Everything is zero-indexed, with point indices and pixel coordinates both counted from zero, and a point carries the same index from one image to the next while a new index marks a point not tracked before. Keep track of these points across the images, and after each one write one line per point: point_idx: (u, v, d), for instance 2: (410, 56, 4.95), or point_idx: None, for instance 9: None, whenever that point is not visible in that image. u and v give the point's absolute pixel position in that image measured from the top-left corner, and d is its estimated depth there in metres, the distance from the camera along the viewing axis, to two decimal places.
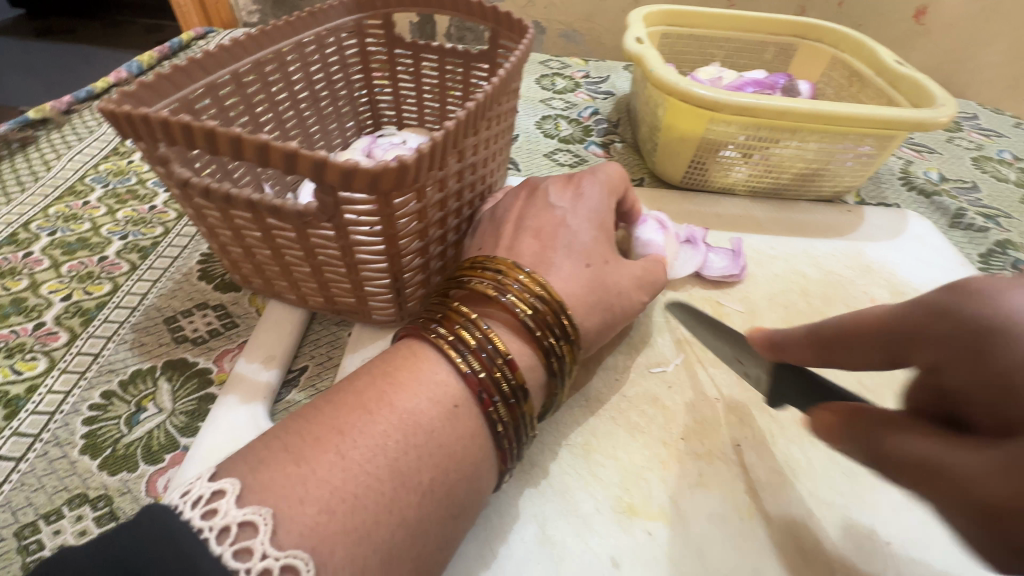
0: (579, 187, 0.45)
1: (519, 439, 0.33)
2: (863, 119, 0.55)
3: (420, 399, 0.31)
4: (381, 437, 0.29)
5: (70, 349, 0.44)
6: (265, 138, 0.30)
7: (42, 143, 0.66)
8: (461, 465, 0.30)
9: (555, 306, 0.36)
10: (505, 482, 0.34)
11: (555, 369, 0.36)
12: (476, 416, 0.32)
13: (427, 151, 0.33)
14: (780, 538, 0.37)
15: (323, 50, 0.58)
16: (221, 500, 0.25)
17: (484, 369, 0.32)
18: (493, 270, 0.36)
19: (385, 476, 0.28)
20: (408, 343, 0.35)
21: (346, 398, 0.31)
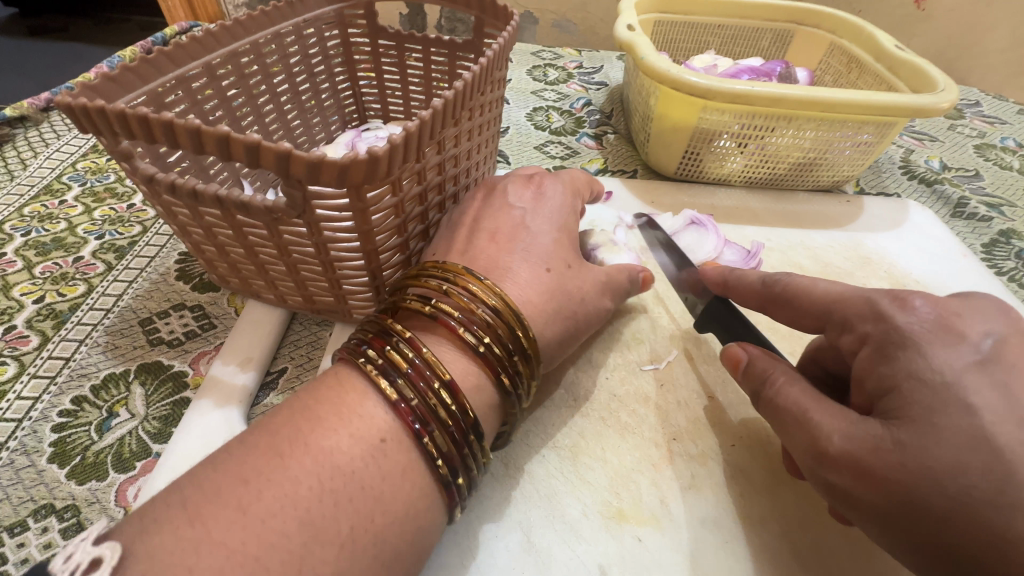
0: (540, 188, 0.43)
1: (465, 468, 0.31)
2: (861, 105, 0.54)
3: (341, 435, 0.28)
4: (292, 483, 0.26)
5: (40, 353, 0.42)
6: (226, 130, 0.29)
7: (19, 141, 0.64)
8: (391, 506, 0.28)
9: (509, 319, 0.33)
10: (457, 515, 0.31)
11: (509, 387, 0.34)
12: (409, 449, 0.29)
13: (399, 142, 0.31)
14: (774, 542, 0.36)
15: (303, 41, 0.56)
16: (95, 571, 0.22)
17: (418, 397, 0.30)
18: (439, 280, 0.34)
19: (295, 531, 0.25)
20: (339, 370, 0.32)
21: (260, 439, 0.28)
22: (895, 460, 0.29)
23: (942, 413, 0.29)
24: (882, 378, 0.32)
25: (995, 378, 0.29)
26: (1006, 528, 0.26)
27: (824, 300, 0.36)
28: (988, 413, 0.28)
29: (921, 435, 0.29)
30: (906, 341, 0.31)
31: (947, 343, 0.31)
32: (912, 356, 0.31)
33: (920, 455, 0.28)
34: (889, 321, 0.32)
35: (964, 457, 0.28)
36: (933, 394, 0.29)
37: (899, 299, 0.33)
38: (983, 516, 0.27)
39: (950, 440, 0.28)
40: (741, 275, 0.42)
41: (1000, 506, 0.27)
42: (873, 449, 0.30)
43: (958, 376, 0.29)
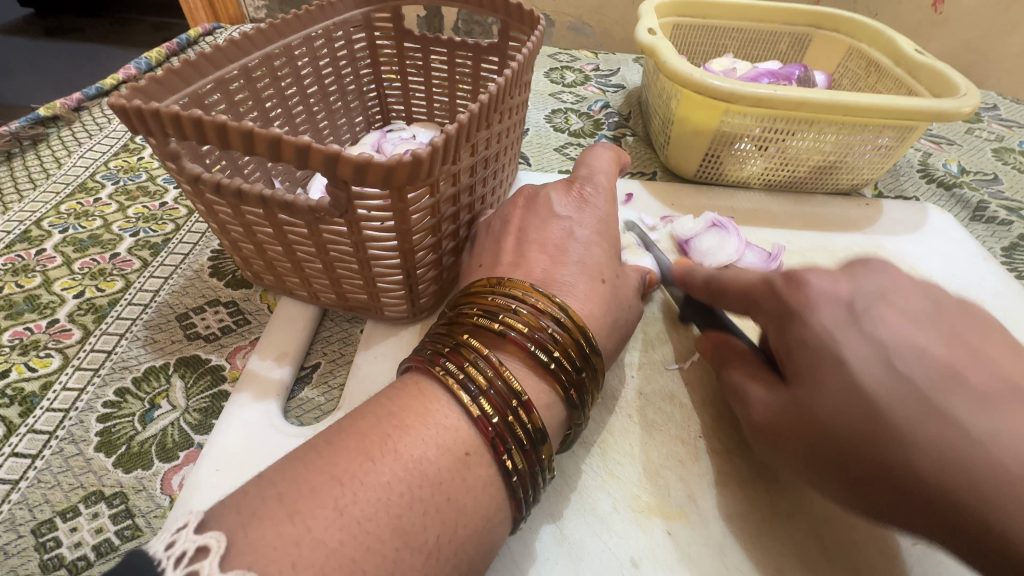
0: (581, 194, 0.44)
1: (535, 484, 0.32)
2: (884, 109, 0.54)
3: (427, 446, 0.29)
4: (384, 490, 0.27)
5: (83, 347, 0.44)
6: (278, 132, 0.30)
7: (53, 140, 0.66)
8: (471, 519, 0.29)
9: (577, 335, 0.35)
10: (520, 526, 0.32)
11: (575, 402, 0.34)
12: (489, 464, 0.30)
13: (440, 144, 0.32)
14: (803, 538, 0.36)
15: (332, 44, 0.57)
16: (204, 559, 0.23)
17: (497, 413, 0.31)
18: (508, 299, 0.35)
19: (387, 536, 0.26)
20: (416, 380, 0.33)
21: (348, 442, 0.29)
22: (796, 418, 0.33)
23: (822, 369, 0.32)
24: (782, 346, 0.35)
25: (866, 328, 0.33)
26: (884, 460, 0.29)
27: (741, 290, 0.39)
28: (859, 362, 0.31)
29: (811, 390, 0.32)
30: (793, 312, 0.35)
31: (823, 305, 0.34)
32: (799, 323, 0.35)
33: (813, 409, 0.32)
34: (782, 294, 0.36)
35: (844, 405, 0.31)
36: (815, 353, 0.33)
37: (793, 277, 0.36)
38: (870, 454, 0.29)
39: (833, 390, 0.31)
40: (694, 269, 0.45)
41: (880, 439, 0.29)
42: (781, 413, 0.34)
43: (834, 334, 0.33)
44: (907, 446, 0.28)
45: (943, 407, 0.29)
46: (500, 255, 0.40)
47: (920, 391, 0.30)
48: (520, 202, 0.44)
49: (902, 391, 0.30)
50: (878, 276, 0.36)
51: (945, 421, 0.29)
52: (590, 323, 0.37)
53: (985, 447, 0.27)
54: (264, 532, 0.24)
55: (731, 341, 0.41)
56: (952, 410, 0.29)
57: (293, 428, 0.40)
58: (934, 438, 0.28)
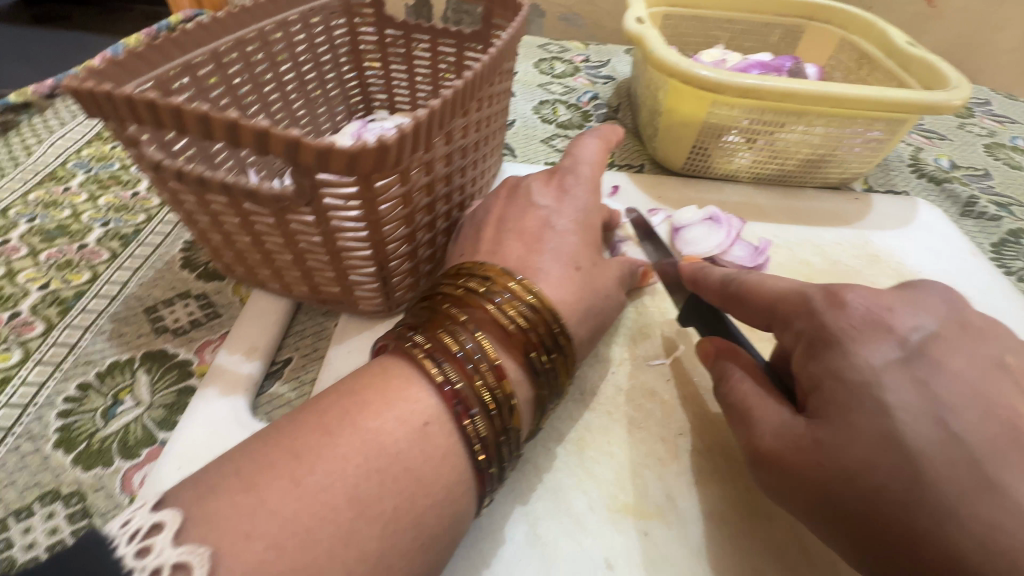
0: (561, 186, 0.43)
1: (501, 457, 0.30)
2: (873, 101, 0.53)
3: (387, 418, 0.28)
4: (341, 461, 0.26)
5: (46, 340, 0.42)
6: (235, 116, 0.28)
7: (23, 127, 0.64)
8: (432, 490, 0.28)
9: (547, 316, 0.34)
10: (486, 505, 0.31)
11: (539, 365, 0.33)
12: (451, 433, 0.29)
13: (409, 130, 0.31)
14: (782, 538, 0.35)
15: (309, 29, 0.55)
16: (158, 535, 0.22)
17: (462, 380, 0.30)
18: (481, 277, 0.35)
19: (343, 505, 0.25)
20: (384, 359, 0.32)
21: (310, 418, 0.28)
22: (814, 458, 0.31)
23: (856, 412, 0.30)
24: (812, 376, 0.34)
25: (917, 374, 0.31)
26: (914, 526, 0.28)
27: (769, 301, 0.37)
28: (904, 413, 0.29)
29: (838, 434, 0.31)
30: (831, 340, 0.33)
31: (873, 339, 0.32)
32: (837, 355, 0.32)
33: (837, 454, 0.30)
34: (820, 316, 0.34)
35: (875, 456, 0.29)
36: (851, 393, 0.31)
37: (834, 296, 0.35)
38: (898, 515, 0.28)
39: (864, 440, 0.30)
40: (709, 270, 0.42)
41: (913, 504, 0.28)
42: (797, 449, 0.32)
43: (878, 374, 0.31)
44: (945, 518, 0.27)
45: (996, 480, 0.27)
46: (479, 244, 0.39)
47: (972, 455, 0.28)
48: (501, 195, 0.43)
49: (951, 454, 0.28)
50: (942, 308, 0.34)
51: (998, 498, 0.27)
52: (561, 308, 0.36)
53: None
54: (220, 505, 0.24)
55: (739, 354, 0.39)
56: (1006, 484, 0.27)
57: (260, 424, 0.38)
58: (980, 515, 0.26)
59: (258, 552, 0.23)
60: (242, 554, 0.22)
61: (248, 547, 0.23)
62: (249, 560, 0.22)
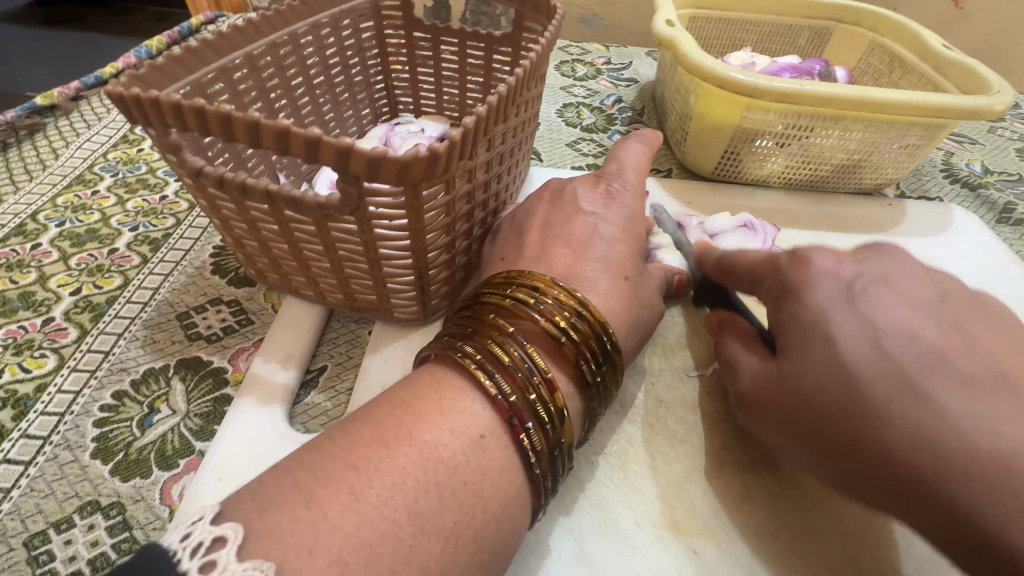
0: (610, 189, 0.42)
1: (555, 471, 0.30)
2: (913, 106, 0.52)
3: (441, 430, 0.27)
4: (399, 474, 0.25)
5: (79, 346, 0.42)
6: (286, 123, 0.28)
7: (50, 131, 0.63)
8: (489, 504, 0.27)
9: (597, 327, 0.33)
10: (539, 518, 0.30)
11: (590, 379, 0.32)
12: (506, 446, 0.28)
13: (458, 138, 0.30)
14: (836, 558, 0.34)
15: (339, 32, 0.55)
16: (222, 549, 0.22)
17: (515, 392, 0.29)
18: (529, 286, 0.33)
19: (403, 520, 0.24)
20: (432, 368, 0.31)
21: (363, 429, 0.27)
22: (779, 390, 0.33)
23: (811, 344, 0.32)
24: (777, 321, 0.35)
25: (861, 308, 0.32)
26: (856, 434, 0.29)
27: (749, 267, 0.40)
28: (848, 340, 0.31)
29: (795, 365, 0.32)
30: (790, 289, 0.35)
31: (822, 283, 0.34)
32: (795, 301, 0.34)
33: (794, 381, 0.32)
34: (783, 273, 0.36)
35: (825, 378, 0.31)
36: (805, 329, 0.33)
37: (797, 256, 0.36)
38: (844, 431, 0.29)
39: (816, 365, 0.31)
40: (709, 251, 0.46)
41: (857, 417, 0.29)
42: (767, 386, 0.34)
43: (827, 311, 0.33)
44: (881, 423, 0.28)
45: (926, 389, 0.28)
46: (523, 249, 0.38)
47: (903, 370, 0.29)
48: (546, 199, 0.42)
49: (887, 371, 0.29)
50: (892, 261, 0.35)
51: (927, 404, 0.28)
52: (609, 318, 0.35)
53: (962, 431, 0.27)
54: (281, 518, 0.23)
55: (738, 320, 0.40)
56: (939, 395, 0.28)
57: (299, 435, 0.38)
58: (912, 417, 0.28)
59: (322, 568, 0.22)
60: (306, 570, 0.21)
61: (311, 562, 0.22)
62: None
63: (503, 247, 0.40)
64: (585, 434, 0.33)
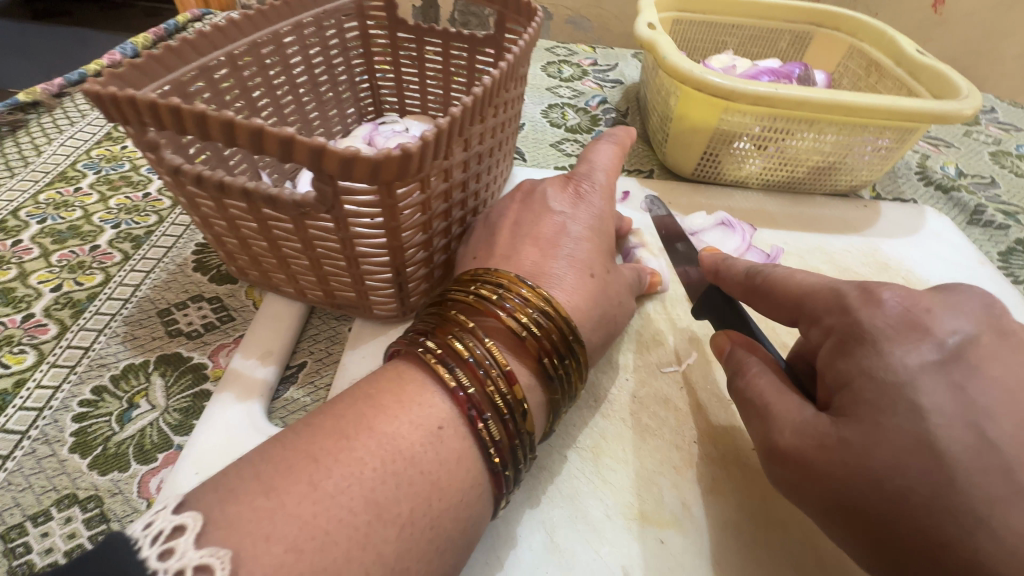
0: (579, 190, 0.43)
1: (515, 461, 0.30)
2: (885, 110, 0.53)
3: (401, 422, 0.28)
4: (357, 464, 0.26)
5: (59, 342, 0.42)
6: (260, 123, 0.28)
7: (33, 127, 0.63)
8: (447, 493, 0.27)
9: (559, 322, 0.33)
10: (503, 507, 0.31)
11: (552, 371, 0.33)
12: (465, 437, 0.29)
13: (431, 138, 0.31)
14: (796, 548, 0.36)
15: (322, 32, 0.55)
16: (181, 537, 0.22)
17: (474, 385, 0.30)
18: (493, 283, 0.34)
19: (361, 509, 0.25)
20: (397, 363, 0.32)
21: (326, 422, 0.28)
22: (840, 459, 0.30)
23: (889, 415, 0.29)
24: (840, 375, 0.33)
25: (954, 378, 0.29)
26: (941, 532, 0.27)
27: (796, 295, 0.37)
28: (937, 415, 0.28)
29: (865, 434, 0.30)
30: (863, 337, 0.32)
31: (910, 339, 0.31)
32: (870, 356, 0.31)
33: (863, 454, 0.29)
34: (854, 314, 0.33)
35: (904, 459, 0.28)
36: (882, 394, 0.30)
37: (868, 293, 0.33)
38: (922, 521, 0.27)
39: (894, 442, 0.29)
40: (731, 262, 0.43)
41: (938, 510, 0.27)
42: (819, 449, 0.31)
43: (913, 375, 0.30)
44: (974, 526, 0.26)
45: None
46: (493, 247, 0.39)
47: (1007, 463, 0.26)
48: (518, 199, 0.43)
49: (984, 462, 0.27)
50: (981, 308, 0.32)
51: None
52: (573, 314, 0.36)
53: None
54: (241, 508, 0.23)
55: (760, 350, 0.40)
56: None
57: (275, 429, 0.38)
58: (1015, 527, 0.25)
59: (278, 555, 0.22)
60: (262, 557, 0.22)
61: (267, 550, 0.22)
62: (269, 562, 0.22)
63: (478, 246, 0.40)
64: (548, 425, 0.34)
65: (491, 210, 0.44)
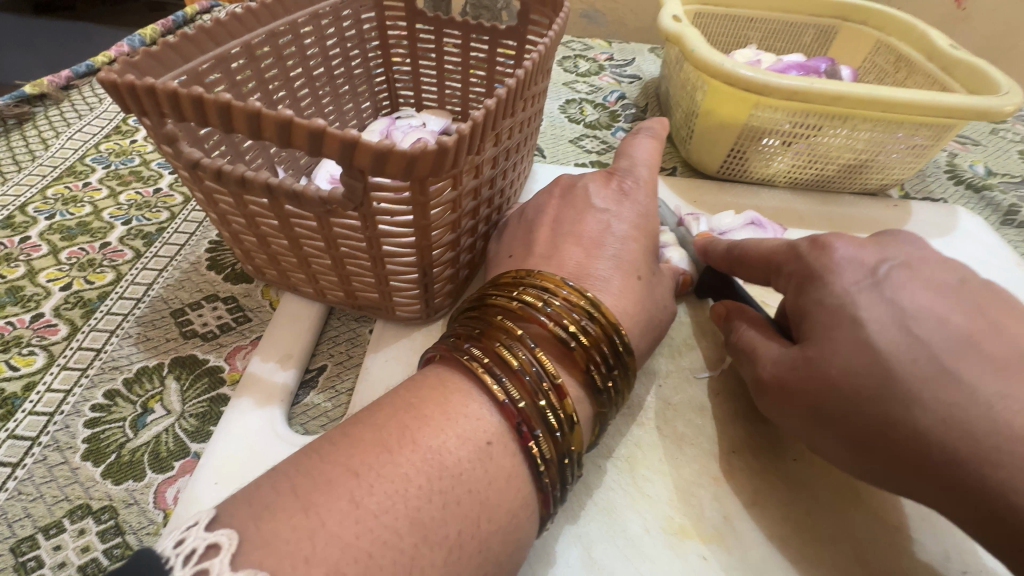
0: (622, 185, 0.41)
1: (563, 480, 0.29)
2: (923, 106, 0.51)
3: (447, 435, 0.26)
4: (401, 482, 0.24)
5: (70, 343, 0.41)
6: (288, 115, 0.27)
7: (40, 120, 0.62)
8: (495, 514, 0.26)
9: (608, 328, 0.32)
10: (548, 528, 0.29)
11: (601, 384, 0.31)
12: (514, 453, 0.27)
13: (467, 132, 0.29)
14: (847, 564, 0.34)
15: (340, 23, 0.53)
16: (215, 557, 0.21)
17: (524, 398, 0.28)
18: (538, 286, 0.32)
19: (405, 530, 0.23)
20: (438, 369, 0.30)
21: (365, 433, 0.26)
22: (807, 376, 0.32)
23: (838, 329, 0.31)
24: (799, 306, 0.35)
25: (888, 292, 0.32)
26: (886, 418, 0.29)
27: (765, 255, 0.39)
28: (876, 324, 0.31)
29: (822, 350, 0.32)
30: (814, 275, 0.34)
31: (848, 268, 0.33)
32: (819, 287, 0.34)
33: (822, 367, 0.31)
34: (805, 259, 0.35)
35: (855, 363, 0.30)
36: (832, 314, 0.32)
37: (818, 242, 0.36)
38: (874, 412, 0.29)
39: (845, 350, 0.31)
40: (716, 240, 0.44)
41: (886, 400, 0.29)
42: (790, 371, 0.33)
43: (853, 296, 0.32)
44: (914, 409, 0.28)
45: (953, 371, 0.28)
46: (533, 246, 0.38)
47: (935, 355, 0.29)
48: (557, 195, 0.41)
49: (913, 351, 0.29)
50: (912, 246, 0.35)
51: (955, 385, 0.28)
52: (620, 318, 0.34)
53: (985, 408, 0.27)
54: (276, 527, 0.22)
55: (748, 310, 0.40)
56: (962, 374, 0.28)
57: (298, 437, 0.37)
58: (940, 398, 0.28)
59: None
60: None
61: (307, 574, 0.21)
62: None
63: (511, 246, 0.39)
64: (595, 439, 0.33)
65: (524, 208, 0.42)
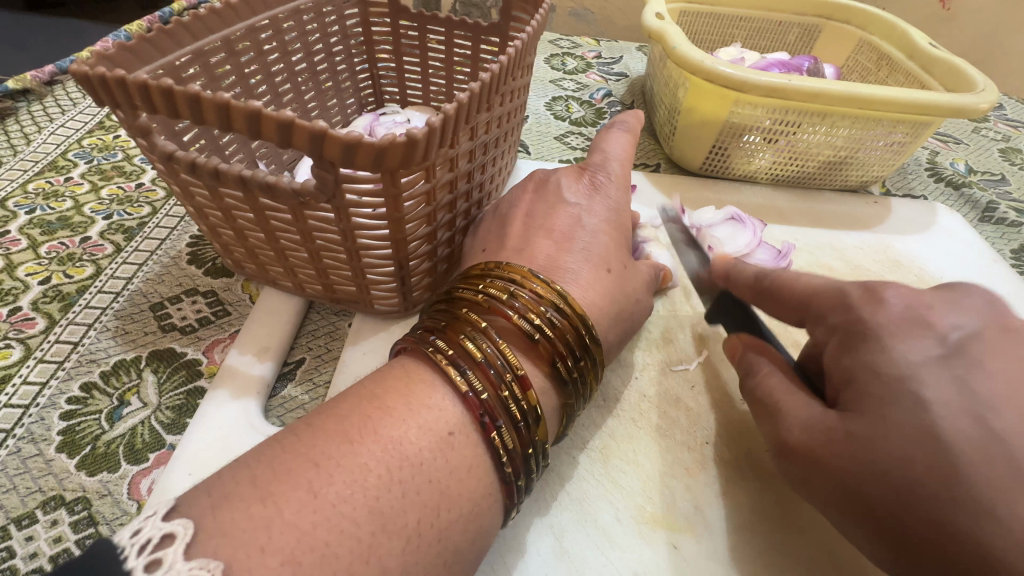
0: (593, 181, 0.41)
1: (528, 470, 0.29)
2: (900, 103, 0.52)
3: (409, 426, 0.27)
4: (361, 471, 0.24)
5: (47, 337, 0.41)
6: (257, 106, 0.27)
7: (22, 115, 0.61)
8: (456, 503, 0.26)
9: (575, 321, 0.32)
10: (513, 517, 0.30)
11: (566, 375, 0.31)
12: (476, 444, 0.28)
13: (437, 124, 0.29)
14: (813, 552, 0.34)
15: (322, 19, 0.53)
16: (170, 547, 0.21)
17: (487, 390, 0.28)
18: (506, 279, 0.33)
19: (364, 519, 0.23)
20: (405, 361, 0.30)
21: (328, 423, 0.26)
22: (846, 452, 0.29)
23: (892, 406, 0.28)
24: (844, 370, 0.32)
25: (960, 369, 0.28)
26: (947, 523, 0.25)
27: (804, 295, 0.36)
28: (941, 406, 0.27)
29: (870, 426, 0.28)
30: (865, 333, 0.31)
31: (912, 334, 0.30)
32: (871, 349, 0.30)
33: (866, 446, 0.28)
34: (854, 311, 0.32)
35: (909, 450, 0.27)
36: (886, 386, 0.29)
37: (870, 291, 0.33)
38: (929, 511, 0.26)
39: (899, 432, 0.27)
40: (740, 266, 0.41)
41: (947, 500, 0.25)
42: (824, 442, 0.30)
43: (915, 368, 0.28)
44: (982, 518, 0.24)
45: None
46: (505, 239, 0.38)
47: (1015, 456, 0.25)
48: (530, 190, 0.41)
49: (988, 451, 0.25)
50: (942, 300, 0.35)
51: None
52: (588, 311, 0.35)
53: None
54: (235, 515, 0.22)
55: (769, 351, 0.38)
56: None
57: (273, 429, 0.37)
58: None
59: (274, 568, 0.21)
60: (256, 569, 0.20)
61: (263, 562, 0.21)
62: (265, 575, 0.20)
63: (486, 240, 0.39)
64: (562, 429, 0.33)
65: (499, 202, 0.42)
